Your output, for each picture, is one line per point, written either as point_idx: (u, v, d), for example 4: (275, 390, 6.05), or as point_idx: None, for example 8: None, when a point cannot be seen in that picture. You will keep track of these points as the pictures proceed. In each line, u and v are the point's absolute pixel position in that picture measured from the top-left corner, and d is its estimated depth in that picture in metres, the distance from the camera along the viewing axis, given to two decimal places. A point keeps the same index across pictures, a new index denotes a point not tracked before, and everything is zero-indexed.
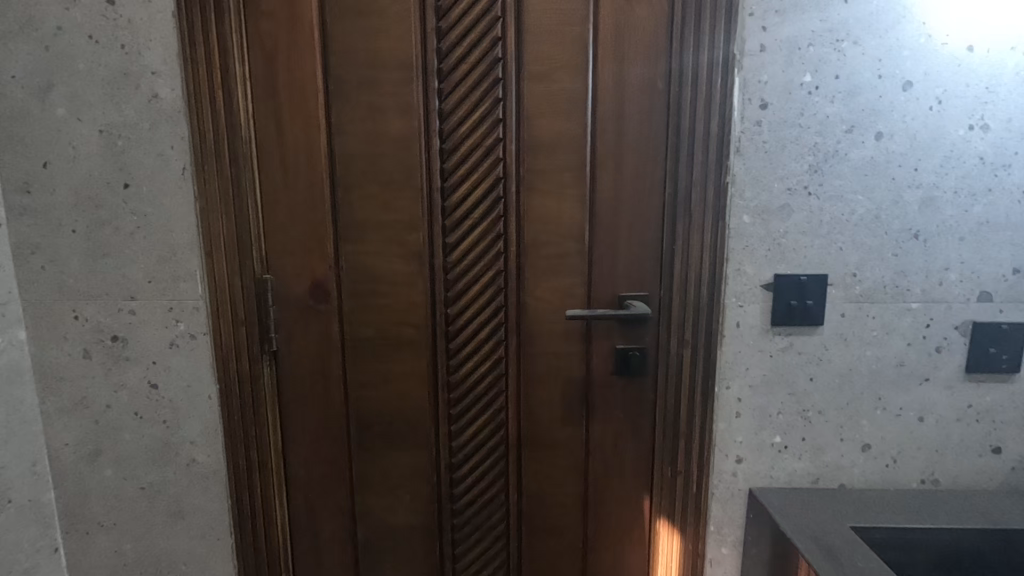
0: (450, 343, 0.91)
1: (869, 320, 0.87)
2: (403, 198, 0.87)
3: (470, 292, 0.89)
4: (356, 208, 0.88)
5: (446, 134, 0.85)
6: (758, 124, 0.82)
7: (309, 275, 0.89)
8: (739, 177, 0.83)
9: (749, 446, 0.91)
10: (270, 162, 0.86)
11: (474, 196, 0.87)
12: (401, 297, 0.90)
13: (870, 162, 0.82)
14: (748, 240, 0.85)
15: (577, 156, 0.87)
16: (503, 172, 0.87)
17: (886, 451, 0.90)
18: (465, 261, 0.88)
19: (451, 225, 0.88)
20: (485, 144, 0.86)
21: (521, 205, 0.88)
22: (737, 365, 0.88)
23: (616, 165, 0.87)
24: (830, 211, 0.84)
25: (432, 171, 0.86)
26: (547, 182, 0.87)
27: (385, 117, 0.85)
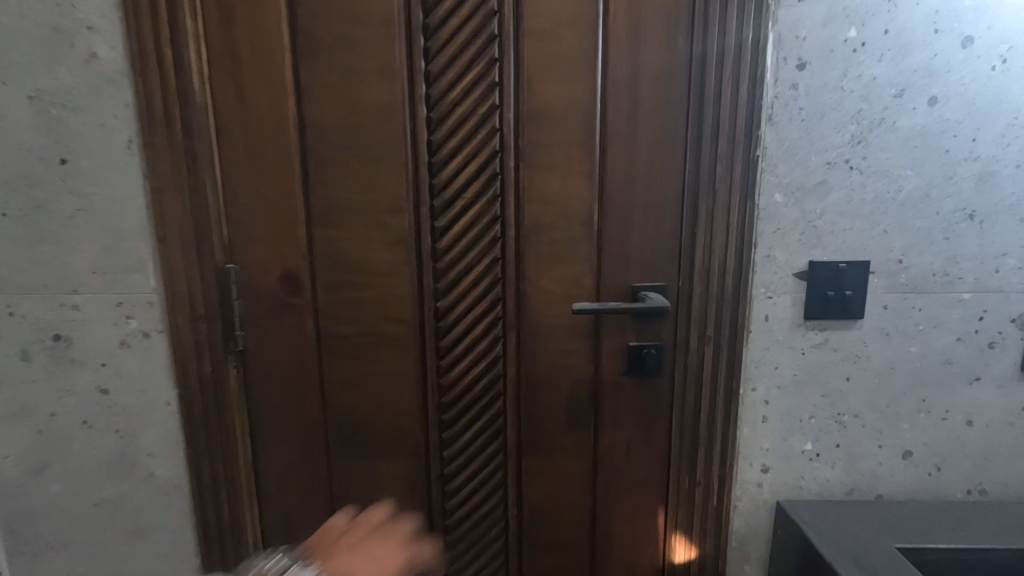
0: (440, 341, 0.81)
1: (914, 313, 0.76)
2: (385, 175, 0.76)
3: (463, 282, 0.79)
4: (331, 187, 0.76)
5: (435, 100, 0.74)
6: (793, 88, 0.71)
7: (279, 265, 0.78)
8: (770, 150, 0.73)
9: (777, 454, 0.81)
10: (230, 134, 0.74)
11: (467, 173, 0.76)
12: (385, 290, 0.79)
13: (921, 131, 0.72)
14: (779, 222, 0.74)
15: (585, 125, 0.75)
16: (499, 145, 0.75)
17: (929, 459, 0.81)
18: (457, 248, 0.78)
19: (441, 206, 0.77)
20: (479, 112, 0.74)
21: (520, 183, 0.77)
22: (764, 364, 0.78)
23: (629, 137, 0.76)
24: (873, 189, 0.73)
25: (418, 144, 0.75)
26: (550, 157, 0.76)
27: (363, 80, 0.74)
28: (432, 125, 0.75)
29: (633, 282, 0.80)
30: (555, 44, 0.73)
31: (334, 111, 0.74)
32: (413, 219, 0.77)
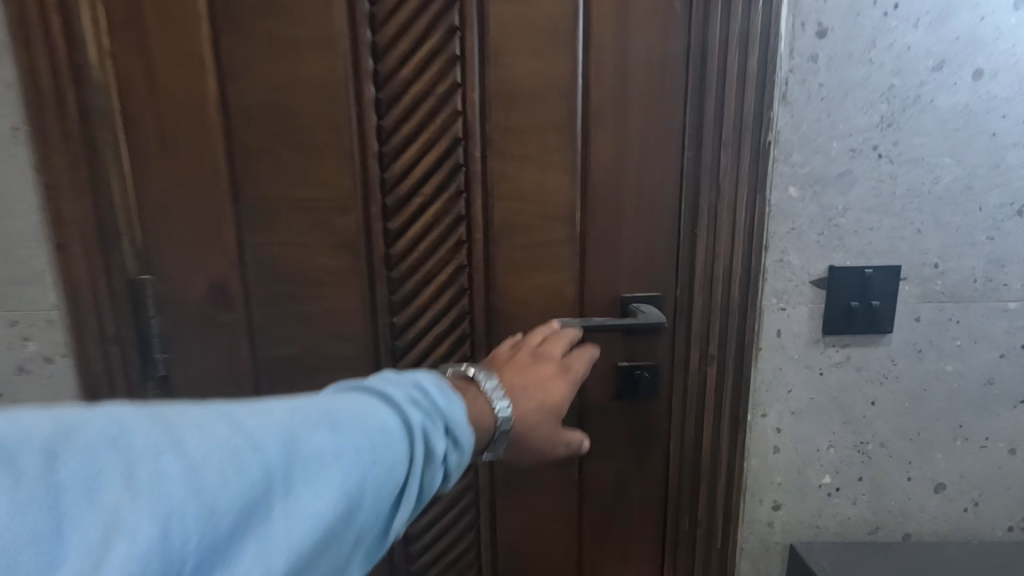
0: (398, 363, 0.69)
1: (951, 326, 0.65)
2: (328, 167, 0.64)
3: (422, 294, 0.67)
4: (264, 183, 0.64)
5: (384, 78, 0.62)
6: (812, 60, 0.59)
7: (206, 276, 0.66)
8: (785, 135, 0.61)
9: (790, 489, 0.70)
10: (140, 119, 0.62)
11: (425, 165, 0.64)
12: (331, 304, 0.67)
13: (963, 111, 0.60)
14: (795, 220, 0.63)
15: (565, 107, 0.64)
16: (462, 131, 0.63)
17: (965, 493, 0.70)
18: (415, 254, 0.66)
19: (394, 205, 0.65)
20: (437, 92, 0.62)
21: (488, 176, 0.65)
22: (776, 386, 0.67)
23: (618, 120, 0.64)
24: (905, 180, 0.62)
25: (365, 131, 0.63)
26: (523, 145, 0.64)
27: (297, 53, 0.61)
28: (381, 108, 0.63)
29: (623, 292, 0.68)
30: (528, 9, 0.61)
31: (264, 91, 0.62)
32: (362, 220, 0.65)
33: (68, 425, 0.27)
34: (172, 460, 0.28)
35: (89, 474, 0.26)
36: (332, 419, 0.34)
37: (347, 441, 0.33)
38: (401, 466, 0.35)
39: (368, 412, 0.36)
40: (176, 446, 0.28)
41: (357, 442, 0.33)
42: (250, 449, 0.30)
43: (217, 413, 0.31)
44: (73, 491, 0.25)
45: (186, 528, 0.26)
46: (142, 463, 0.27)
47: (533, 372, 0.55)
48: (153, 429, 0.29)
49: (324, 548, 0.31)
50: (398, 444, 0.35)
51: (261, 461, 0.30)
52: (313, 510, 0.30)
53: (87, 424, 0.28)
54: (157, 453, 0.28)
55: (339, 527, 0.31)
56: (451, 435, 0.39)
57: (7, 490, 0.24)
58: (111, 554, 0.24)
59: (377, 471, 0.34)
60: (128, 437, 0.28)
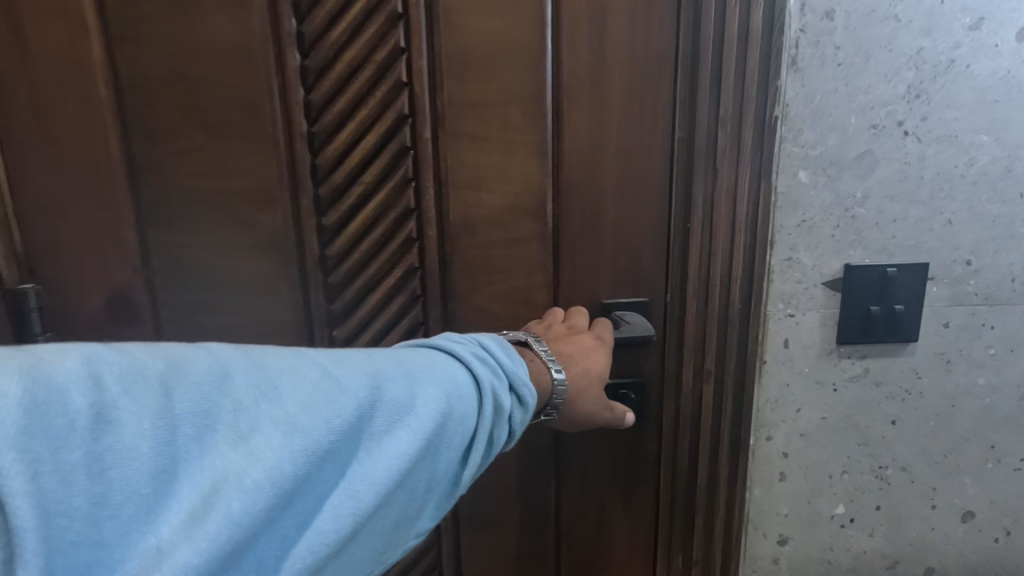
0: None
1: (985, 333, 0.56)
2: (247, 152, 0.53)
3: (367, 301, 0.57)
4: (170, 171, 0.53)
5: (310, 42, 0.51)
6: (828, 16, 0.49)
7: (104, 284, 0.55)
8: (795, 108, 0.51)
9: (798, 521, 0.61)
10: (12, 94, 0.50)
11: (364, 150, 0.54)
12: (258, 316, 0.57)
13: (1004, 79, 0.51)
14: (805, 211, 0.53)
15: (533, 77, 0.53)
16: (408, 108, 0.53)
17: (997, 522, 0.61)
18: (356, 256, 0.56)
19: (330, 198, 0.55)
20: (376, 60, 0.52)
21: (440, 161, 0.54)
22: (782, 405, 0.58)
23: (597, 93, 0.53)
24: (936, 162, 0.52)
25: (290, 107, 0.53)
26: (483, 123, 0.54)
27: (203, 12, 0.50)
28: (309, 78, 0.52)
29: (605, 298, 0.58)
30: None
31: (165, 58, 0.51)
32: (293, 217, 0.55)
33: (180, 361, 0.29)
34: (268, 406, 0.30)
35: (200, 411, 0.28)
36: (406, 373, 0.35)
37: (422, 394, 0.34)
38: (470, 421, 0.36)
39: (438, 369, 0.36)
40: (274, 391, 0.30)
41: (428, 395, 0.34)
42: (337, 397, 0.31)
43: (305, 362, 0.33)
44: (188, 427, 0.27)
45: (286, 473, 0.28)
46: (243, 406, 0.29)
47: (570, 340, 0.51)
48: (254, 372, 0.31)
49: (396, 491, 0.33)
50: (468, 399, 0.36)
51: (345, 408, 0.31)
52: (389, 457, 0.32)
53: (191, 364, 0.29)
54: (258, 394, 0.30)
55: (410, 473, 0.33)
56: (516, 396, 0.39)
57: (135, 415, 0.26)
58: (217, 496, 0.26)
59: (447, 425, 0.35)
60: (232, 380, 0.29)
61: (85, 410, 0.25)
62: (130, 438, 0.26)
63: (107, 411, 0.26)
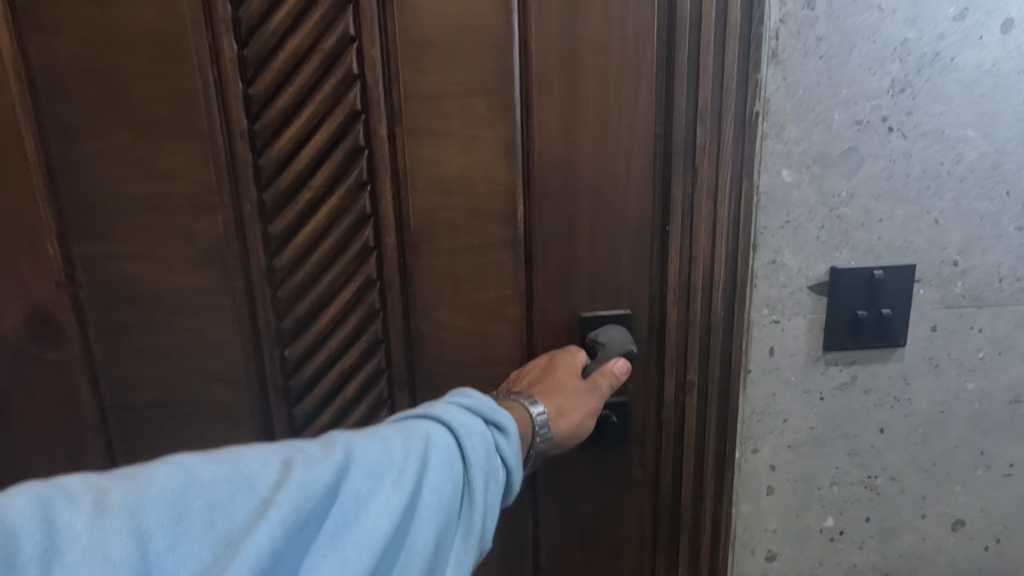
0: (291, 400, 0.58)
1: (973, 335, 0.54)
2: (181, 156, 0.52)
3: (324, 313, 0.56)
4: (102, 177, 0.52)
5: (250, 32, 0.49)
6: (809, 5, 0.46)
7: (43, 296, 0.54)
8: (776, 103, 0.48)
9: (787, 537, 0.58)
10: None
11: (313, 149, 0.52)
12: (199, 327, 0.56)
13: (991, 71, 0.49)
14: (790, 211, 0.50)
15: (496, 73, 0.50)
16: (360, 104, 0.51)
17: (987, 530, 0.59)
18: (306, 268, 0.54)
19: (276, 204, 0.53)
20: (323, 54, 0.50)
21: (397, 162, 0.52)
22: (769, 416, 0.55)
23: (568, 87, 0.50)
24: (922, 158, 0.50)
25: (231, 105, 0.51)
26: (443, 123, 0.51)
27: (140, 17, 0.49)
28: (252, 72, 0.50)
29: (581, 306, 0.55)
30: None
31: (96, 60, 0.50)
32: (231, 224, 0.53)
33: (140, 479, 0.31)
34: (241, 496, 0.32)
35: (171, 517, 0.30)
36: (378, 436, 0.38)
37: (399, 450, 0.37)
38: (458, 461, 0.38)
39: (411, 425, 0.39)
40: (243, 483, 0.33)
41: (399, 450, 0.37)
42: (306, 471, 0.34)
43: (271, 447, 0.36)
44: (156, 534, 0.29)
45: (266, 554, 0.30)
46: (213, 503, 0.31)
47: (523, 373, 0.52)
48: (221, 469, 0.33)
49: (408, 543, 0.35)
50: (445, 447, 0.38)
51: (321, 475, 0.34)
52: (381, 513, 0.34)
53: (156, 479, 0.31)
54: (230, 490, 0.32)
55: (417, 522, 0.35)
56: (493, 425, 0.40)
57: (106, 540, 0.28)
58: None
59: (435, 469, 0.37)
60: (193, 483, 0.32)
61: (41, 552, 0.27)
62: (103, 552, 0.28)
63: (77, 541, 0.28)
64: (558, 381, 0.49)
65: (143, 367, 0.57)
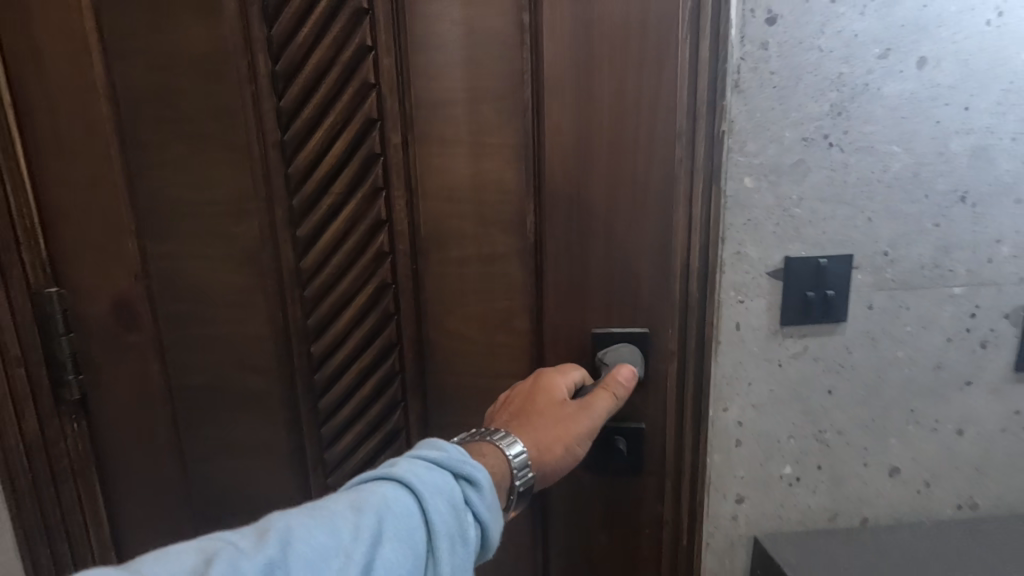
0: (319, 390, 0.68)
1: (902, 313, 0.66)
2: (240, 167, 0.62)
3: (345, 307, 0.66)
4: (171, 185, 0.63)
5: (280, 47, 0.59)
6: (764, 47, 0.58)
7: (123, 285, 0.64)
8: (739, 125, 0.60)
9: (754, 483, 0.70)
10: (47, 125, 0.60)
11: (335, 156, 0.62)
12: (248, 314, 0.66)
13: (909, 98, 0.60)
14: (751, 211, 0.62)
15: (510, 97, 0.60)
16: (375, 112, 0.61)
17: (918, 476, 0.71)
18: (331, 267, 0.65)
19: (303, 211, 0.63)
20: (343, 73, 0.60)
21: (410, 166, 0.62)
22: (736, 381, 0.66)
23: (573, 111, 0.59)
24: (856, 168, 0.62)
25: (266, 116, 0.61)
26: (461, 136, 0.61)
27: (214, 52, 0.60)
28: (281, 86, 0.60)
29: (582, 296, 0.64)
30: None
31: (174, 87, 0.61)
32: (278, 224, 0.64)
33: None
34: None
35: None
36: (329, 522, 0.44)
37: (349, 533, 0.43)
38: (418, 529, 0.45)
39: (371, 497, 0.45)
40: None
41: (350, 530, 0.43)
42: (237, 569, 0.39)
43: (201, 549, 0.41)
44: None
45: None
46: None
47: (510, 402, 0.61)
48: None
49: None
50: (407, 517, 0.45)
51: (259, 573, 0.40)
52: None
53: None
54: None
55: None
56: (463, 477, 0.48)
57: None
58: None
59: (387, 545, 0.44)
60: None
61: None
62: None
63: None
64: (536, 410, 0.59)
65: (209, 346, 0.67)
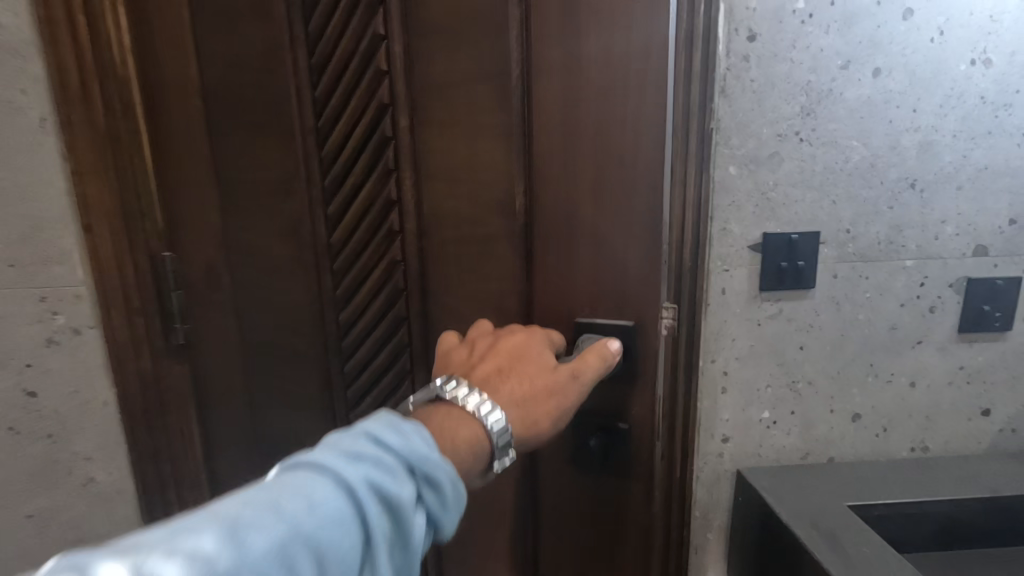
0: (344, 355, 0.78)
1: (862, 281, 0.79)
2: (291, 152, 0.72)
3: (366, 277, 0.76)
4: (236, 164, 0.74)
5: (314, 40, 0.69)
6: (745, 59, 0.71)
7: (210, 253, 0.76)
8: (724, 123, 0.73)
9: (738, 425, 0.83)
10: (162, 113, 0.72)
11: (357, 143, 0.72)
12: (291, 278, 0.76)
13: (866, 102, 0.73)
14: (735, 194, 0.75)
15: (504, 86, 0.66)
16: (390, 100, 0.70)
17: (877, 421, 0.84)
18: (355, 242, 0.75)
19: (333, 189, 0.74)
20: (365, 66, 0.69)
21: (419, 149, 0.71)
22: (722, 337, 0.80)
23: (564, 99, 0.65)
24: (823, 159, 0.75)
25: (302, 105, 0.71)
26: (469, 123, 0.68)
27: None
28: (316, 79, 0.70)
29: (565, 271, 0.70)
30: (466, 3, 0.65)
31: None
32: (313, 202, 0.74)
33: None
34: None
35: None
36: (263, 513, 0.37)
37: (285, 529, 0.37)
38: (363, 526, 0.40)
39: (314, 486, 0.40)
40: None
41: (290, 523, 0.37)
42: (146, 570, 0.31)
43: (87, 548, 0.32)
44: None
45: None
46: None
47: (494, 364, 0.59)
48: None
49: None
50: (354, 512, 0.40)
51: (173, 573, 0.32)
52: None
53: None
54: None
55: None
56: (421, 472, 0.43)
57: None
58: None
59: (327, 543, 0.38)
60: None
61: None
62: None
63: None
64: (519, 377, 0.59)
65: (263, 306, 0.78)
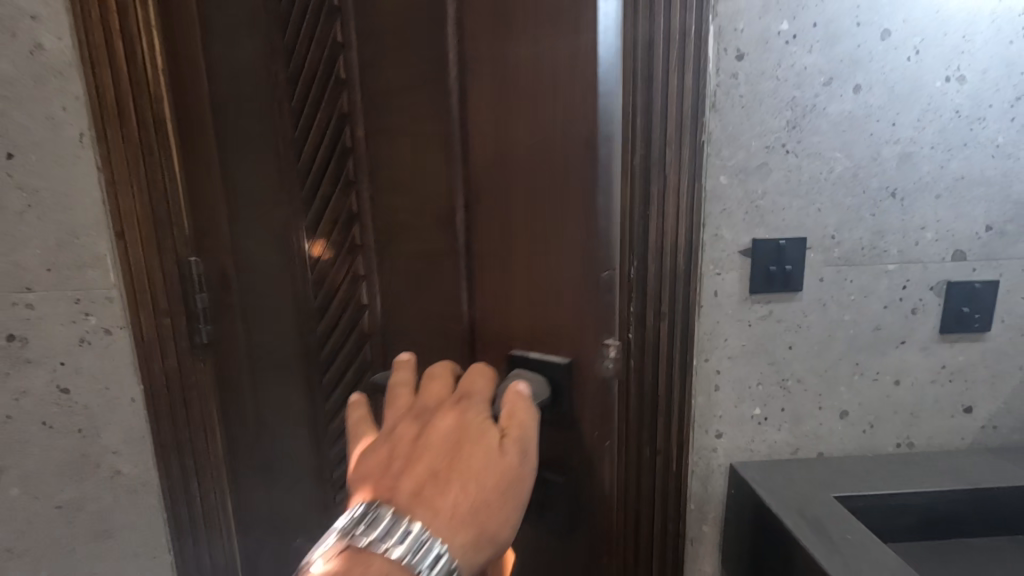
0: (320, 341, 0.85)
1: (847, 284, 0.83)
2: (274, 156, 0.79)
3: (332, 274, 0.83)
4: (241, 174, 0.79)
5: (286, 52, 0.76)
6: (734, 76, 0.76)
7: (224, 259, 0.80)
8: (715, 136, 0.78)
9: (730, 421, 0.87)
10: (186, 126, 0.74)
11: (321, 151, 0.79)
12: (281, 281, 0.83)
13: (848, 116, 0.78)
14: (726, 202, 0.80)
15: (444, 90, 0.67)
16: (347, 110, 0.76)
17: (863, 417, 0.88)
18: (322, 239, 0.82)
19: (308, 199, 0.81)
20: (325, 79, 0.76)
21: (371, 155, 0.76)
22: (714, 337, 0.84)
23: (502, 100, 0.62)
24: (808, 169, 0.79)
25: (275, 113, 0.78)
26: (413, 130, 0.71)
27: None
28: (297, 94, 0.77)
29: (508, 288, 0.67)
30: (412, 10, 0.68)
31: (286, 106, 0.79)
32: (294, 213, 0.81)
33: None
34: None
35: None
36: None
37: None
38: None
39: None
40: None
41: None
42: None
43: None
44: None
45: None
46: None
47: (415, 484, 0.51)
48: None
49: None
50: None
51: None
52: None
53: None
54: None
55: None
56: None
57: None
58: None
59: None
60: None
61: None
62: None
63: None
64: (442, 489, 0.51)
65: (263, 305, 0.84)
